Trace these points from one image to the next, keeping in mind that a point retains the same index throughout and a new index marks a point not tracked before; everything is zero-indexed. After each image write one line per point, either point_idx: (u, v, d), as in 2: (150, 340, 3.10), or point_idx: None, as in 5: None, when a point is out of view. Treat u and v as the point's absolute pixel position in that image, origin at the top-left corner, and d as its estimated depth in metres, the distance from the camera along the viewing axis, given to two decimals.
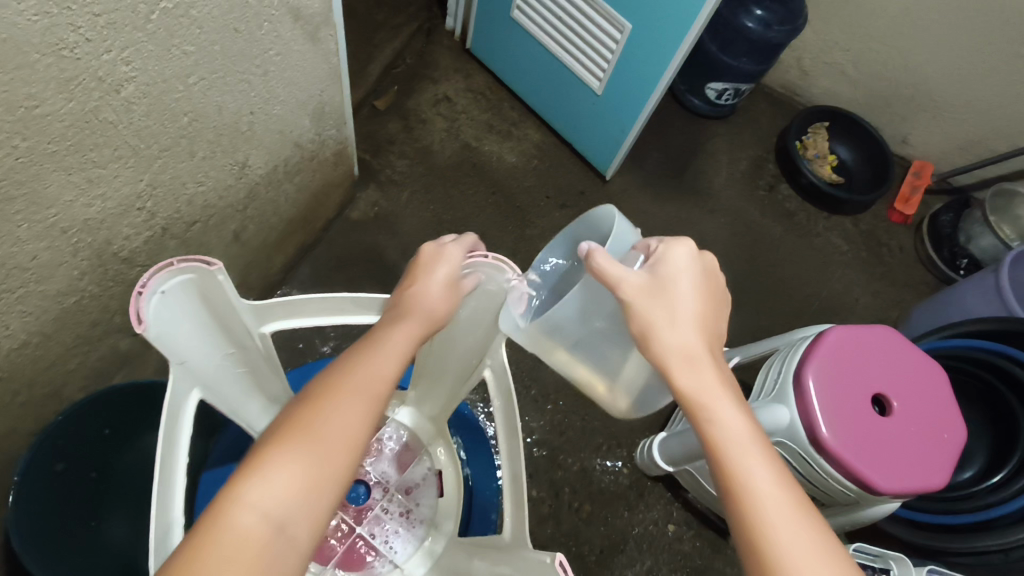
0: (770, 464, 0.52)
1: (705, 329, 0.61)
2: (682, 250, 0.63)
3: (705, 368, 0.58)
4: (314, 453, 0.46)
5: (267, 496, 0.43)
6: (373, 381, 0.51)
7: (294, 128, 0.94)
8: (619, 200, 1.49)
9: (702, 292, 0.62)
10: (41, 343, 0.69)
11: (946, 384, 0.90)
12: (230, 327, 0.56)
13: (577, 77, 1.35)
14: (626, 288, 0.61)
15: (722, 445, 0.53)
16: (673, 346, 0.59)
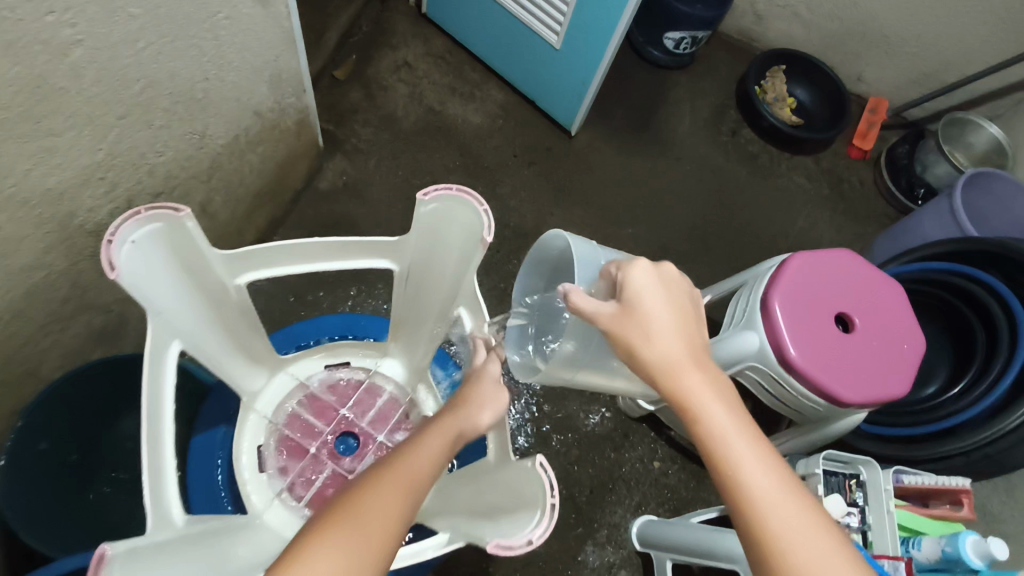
0: (770, 470, 0.53)
1: (687, 335, 0.60)
2: (646, 268, 0.62)
3: (692, 372, 0.58)
4: (367, 529, 0.46)
5: None
6: (416, 468, 0.53)
7: (252, 95, 0.93)
8: (585, 155, 1.50)
9: (672, 305, 0.60)
10: (13, 319, 0.69)
11: (904, 297, 0.94)
12: (204, 278, 0.57)
13: (535, 33, 1.34)
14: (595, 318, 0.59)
15: (723, 460, 0.54)
16: (657, 365, 0.58)
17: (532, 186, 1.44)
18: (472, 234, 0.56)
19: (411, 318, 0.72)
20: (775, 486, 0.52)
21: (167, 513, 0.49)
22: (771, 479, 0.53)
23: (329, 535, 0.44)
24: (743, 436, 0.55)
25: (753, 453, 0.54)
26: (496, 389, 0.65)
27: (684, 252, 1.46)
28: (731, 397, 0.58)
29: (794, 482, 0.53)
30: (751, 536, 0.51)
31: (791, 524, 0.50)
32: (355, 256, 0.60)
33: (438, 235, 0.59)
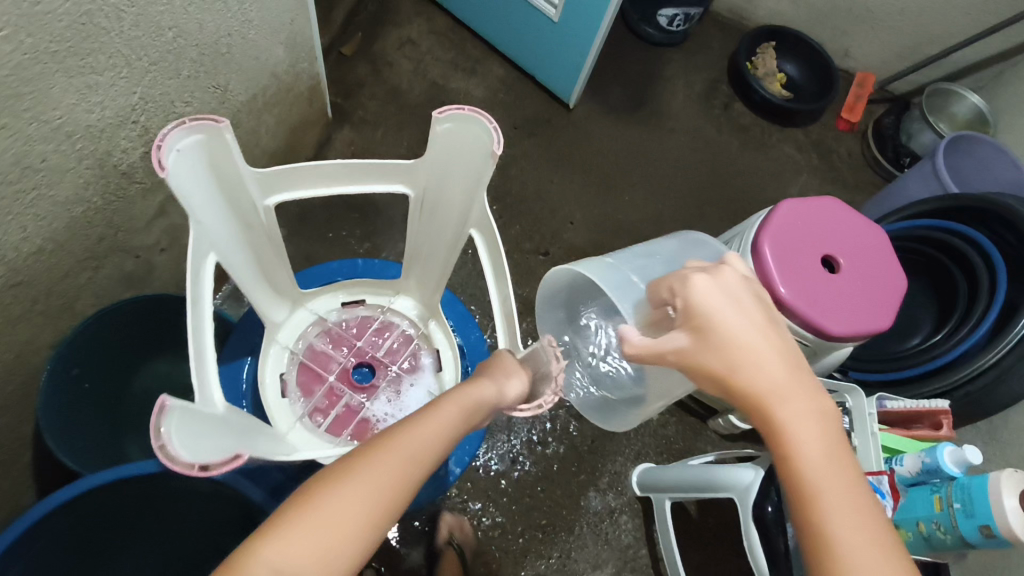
0: (859, 526, 0.46)
1: (784, 356, 0.53)
2: (720, 284, 0.56)
3: (789, 396, 0.51)
4: (350, 499, 0.47)
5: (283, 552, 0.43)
6: (415, 446, 0.52)
7: (269, 57, 0.99)
8: (584, 127, 1.56)
9: (756, 327, 0.54)
10: (54, 251, 0.74)
11: (885, 241, 1.00)
12: (237, 196, 0.62)
13: (533, 7, 1.39)
14: (669, 353, 0.56)
15: (807, 503, 0.48)
16: (737, 394, 0.52)
17: (532, 157, 1.50)
18: (483, 155, 0.61)
19: (424, 247, 0.77)
20: (862, 533, 0.46)
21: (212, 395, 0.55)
22: (859, 522, 0.47)
23: (315, 512, 0.46)
24: (834, 470, 0.49)
25: (846, 504, 0.47)
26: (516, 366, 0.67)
27: (679, 219, 1.51)
28: (831, 427, 0.51)
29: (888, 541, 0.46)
30: None
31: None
32: (375, 179, 0.66)
33: (451, 158, 0.64)
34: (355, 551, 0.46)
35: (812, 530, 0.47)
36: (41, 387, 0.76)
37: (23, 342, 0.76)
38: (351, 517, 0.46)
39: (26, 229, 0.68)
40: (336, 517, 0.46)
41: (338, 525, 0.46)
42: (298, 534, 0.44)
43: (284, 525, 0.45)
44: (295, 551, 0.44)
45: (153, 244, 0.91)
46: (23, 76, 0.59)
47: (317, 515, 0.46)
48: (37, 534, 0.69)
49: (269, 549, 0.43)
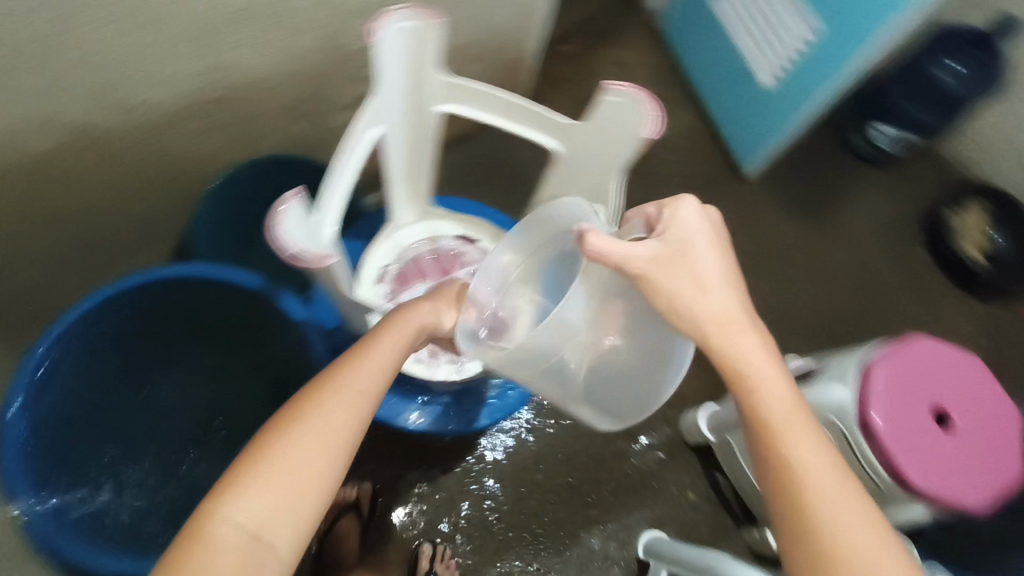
0: (810, 440, 0.56)
1: (739, 293, 0.62)
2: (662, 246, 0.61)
3: (743, 336, 0.60)
4: (315, 445, 0.50)
5: (241, 513, 0.47)
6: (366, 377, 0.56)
7: (495, 16, 1.09)
8: (748, 204, 1.53)
9: (720, 258, 0.62)
10: (264, 93, 0.87)
11: (1014, 426, 0.91)
12: (419, 90, 0.71)
13: (753, 70, 1.40)
14: (637, 257, 0.60)
15: (773, 419, 0.57)
16: (707, 313, 0.59)
17: None
18: (632, 136, 0.65)
19: (550, 209, 0.82)
20: (823, 468, 0.55)
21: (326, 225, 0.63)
22: (816, 457, 0.55)
23: (276, 465, 0.49)
24: (794, 410, 0.57)
25: (801, 426, 0.57)
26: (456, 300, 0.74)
27: (802, 328, 1.45)
28: (785, 374, 0.59)
29: (831, 456, 0.56)
30: (798, 504, 0.54)
31: (846, 515, 0.53)
32: (536, 126, 0.72)
33: (604, 131, 0.68)
34: (326, 483, 0.50)
35: (780, 455, 0.56)
36: (212, 187, 0.92)
37: (211, 150, 0.91)
38: (320, 466, 0.50)
39: (256, 63, 0.81)
40: (300, 471, 0.49)
41: (301, 475, 0.49)
42: (262, 492, 0.48)
43: (243, 488, 0.48)
44: (260, 508, 0.47)
45: (335, 126, 1.04)
46: None
47: (281, 469, 0.49)
48: (152, 291, 0.82)
49: (235, 510, 0.47)
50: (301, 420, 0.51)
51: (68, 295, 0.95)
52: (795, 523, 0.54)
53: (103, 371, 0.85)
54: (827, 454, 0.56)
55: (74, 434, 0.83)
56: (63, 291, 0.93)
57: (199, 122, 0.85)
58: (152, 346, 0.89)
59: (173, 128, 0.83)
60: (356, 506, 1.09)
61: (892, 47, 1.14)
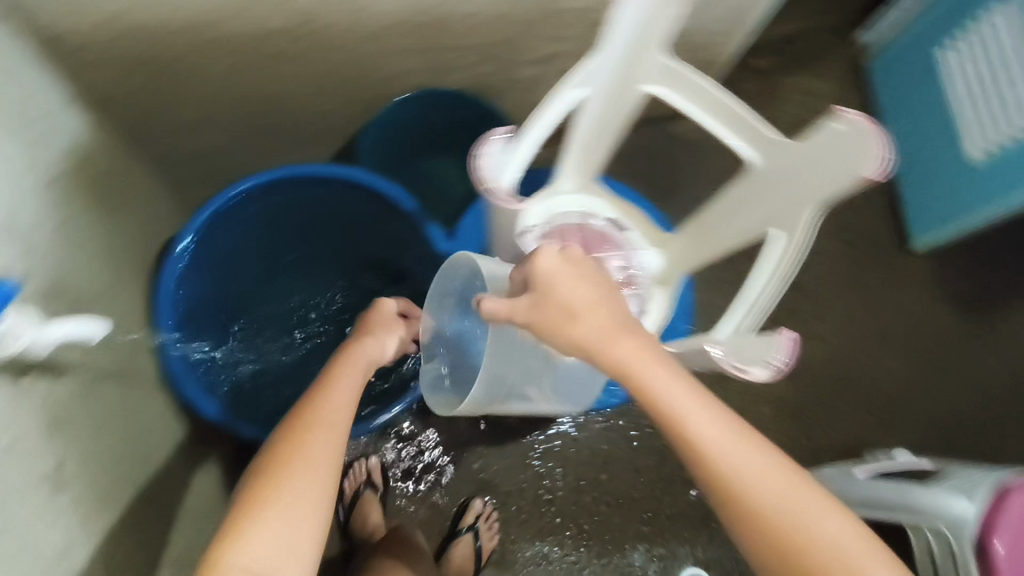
0: (742, 438, 0.56)
1: (607, 306, 0.62)
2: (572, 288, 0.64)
3: (622, 341, 0.60)
4: (300, 483, 0.55)
5: (259, 542, 0.51)
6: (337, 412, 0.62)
7: (711, 9, 1.04)
8: (904, 276, 1.41)
9: (589, 279, 0.62)
10: (469, 22, 0.86)
11: None
12: (635, 64, 0.68)
13: (958, 142, 1.26)
14: (518, 316, 0.63)
15: (702, 440, 0.56)
16: (591, 334, 0.60)
17: (831, 260, 1.41)
18: (848, 173, 0.59)
19: (722, 219, 0.79)
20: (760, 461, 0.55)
21: (505, 167, 0.65)
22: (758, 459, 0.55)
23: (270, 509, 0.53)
24: (707, 411, 0.57)
25: (726, 435, 0.56)
26: (393, 321, 0.81)
27: (911, 419, 1.36)
28: (688, 380, 0.59)
29: (763, 447, 0.57)
30: (766, 527, 0.53)
31: (783, 496, 0.54)
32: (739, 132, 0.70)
33: (819, 159, 0.62)
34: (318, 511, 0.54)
35: (727, 479, 0.55)
36: (391, 103, 0.97)
37: (403, 70, 0.93)
38: (312, 503, 0.54)
39: None
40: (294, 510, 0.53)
41: (295, 517, 0.53)
42: (262, 536, 0.51)
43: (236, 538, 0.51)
44: (263, 549, 0.51)
45: (518, 78, 1.04)
46: None
47: (274, 512, 0.53)
48: (317, 186, 0.85)
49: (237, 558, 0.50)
50: (269, 459, 0.57)
51: (238, 166, 1.01)
52: (762, 542, 0.54)
53: (256, 248, 0.91)
54: (752, 439, 0.57)
55: (220, 299, 0.90)
56: (236, 163, 0.99)
57: (403, 41, 0.86)
58: (303, 238, 0.93)
59: (379, 40, 0.84)
60: (372, 483, 1.10)
61: None
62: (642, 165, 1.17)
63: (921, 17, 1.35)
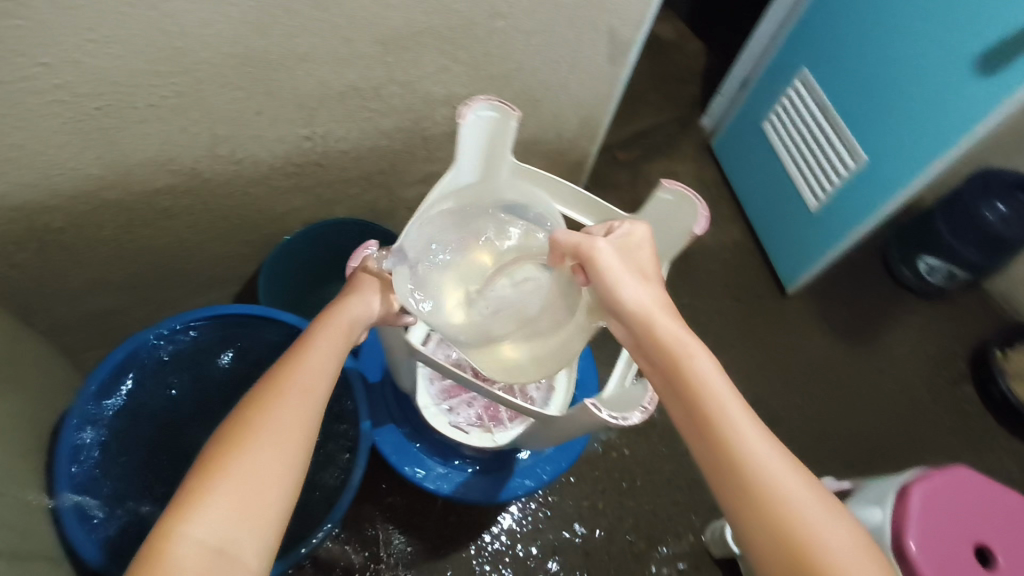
0: (763, 433, 0.52)
1: (650, 287, 0.62)
2: (615, 242, 0.63)
3: (673, 322, 0.59)
4: (268, 452, 0.53)
5: (196, 531, 0.49)
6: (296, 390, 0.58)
7: (561, 120, 1.21)
8: (787, 316, 1.58)
9: (626, 260, 0.62)
10: (350, 160, 0.97)
11: None
12: (492, 172, 0.79)
13: (799, 192, 1.47)
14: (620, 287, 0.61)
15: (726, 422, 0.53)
16: (630, 300, 0.60)
17: (723, 314, 1.56)
18: (680, 230, 0.71)
19: None
20: (783, 462, 0.51)
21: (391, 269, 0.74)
22: (801, 482, 0.50)
23: (219, 479, 0.51)
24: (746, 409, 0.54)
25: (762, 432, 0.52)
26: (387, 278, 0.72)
27: (838, 452, 1.44)
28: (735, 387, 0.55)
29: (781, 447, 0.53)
30: (755, 512, 0.49)
31: (785, 478, 0.50)
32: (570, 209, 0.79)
33: (655, 223, 0.74)
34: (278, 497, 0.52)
35: (738, 465, 0.51)
36: (283, 243, 1.02)
37: (294, 208, 1.01)
38: (270, 485, 0.52)
39: (350, 133, 0.92)
40: (248, 477, 0.52)
41: (256, 485, 0.51)
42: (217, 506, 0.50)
43: (198, 501, 0.50)
44: (220, 513, 0.50)
45: (405, 200, 1.14)
46: (416, 34, 0.81)
47: (243, 479, 0.51)
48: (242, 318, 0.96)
49: (195, 523, 0.49)
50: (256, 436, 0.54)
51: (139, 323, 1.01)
52: (752, 531, 0.49)
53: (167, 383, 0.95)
54: (793, 461, 0.52)
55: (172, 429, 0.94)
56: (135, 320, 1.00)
57: (288, 181, 0.94)
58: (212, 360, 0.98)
59: (265, 182, 0.91)
60: None
61: (921, 187, 1.21)
62: None
63: (749, 93, 1.59)
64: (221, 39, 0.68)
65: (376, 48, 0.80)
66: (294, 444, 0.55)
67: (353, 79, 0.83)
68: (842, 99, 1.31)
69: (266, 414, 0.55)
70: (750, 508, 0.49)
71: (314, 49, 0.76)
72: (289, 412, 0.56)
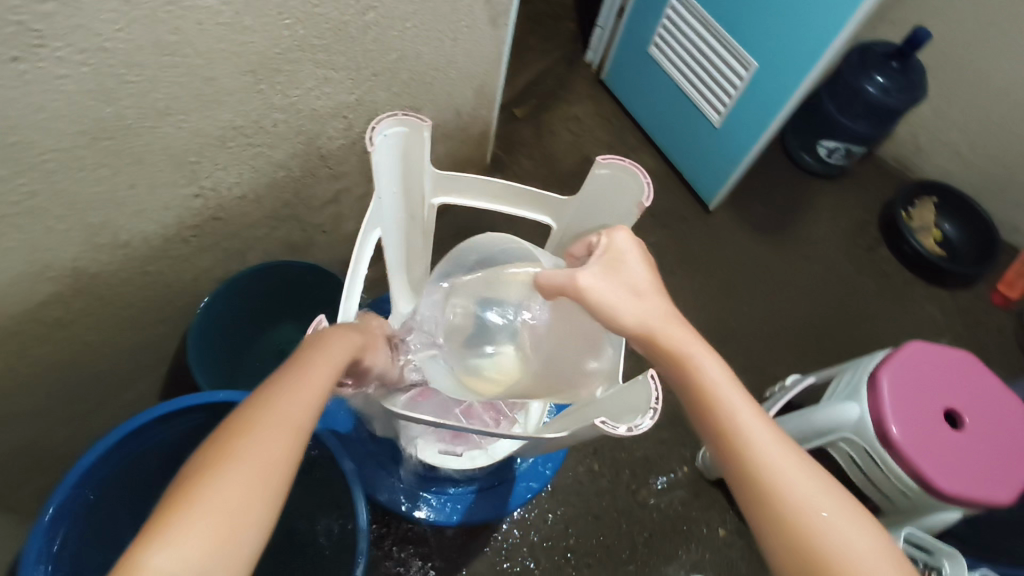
0: (780, 443, 0.51)
1: (651, 297, 0.59)
2: (597, 269, 0.61)
3: (677, 331, 0.57)
4: (258, 467, 0.43)
5: (164, 563, 0.38)
6: (294, 407, 0.47)
7: (456, 97, 1.13)
8: (716, 230, 1.62)
9: (616, 279, 0.60)
10: (250, 201, 0.87)
11: (1011, 400, 0.93)
12: (416, 185, 0.73)
13: (699, 110, 1.48)
14: (614, 307, 0.58)
15: (742, 435, 0.51)
16: (629, 319, 0.58)
17: (657, 246, 1.57)
18: (630, 201, 0.68)
19: None
20: (796, 466, 0.50)
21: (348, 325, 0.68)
22: (820, 494, 0.48)
23: (196, 503, 0.40)
24: (761, 420, 0.52)
25: (778, 443, 0.51)
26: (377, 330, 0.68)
27: (791, 345, 1.52)
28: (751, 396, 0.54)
29: (801, 455, 0.51)
30: (771, 524, 0.48)
31: (802, 490, 0.49)
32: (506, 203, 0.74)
33: (600, 198, 0.71)
34: (260, 531, 0.42)
35: (752, 477, 0.50)
36: (200, 311, 0.91)
37: (201, 269, 0.90)
38: (256, 508, 0.42)
39: (241, 175, 0.82)
40: (231, 502, 0.41)
41: (243, 506, 0.41)
42: (192, 536, 0.39)
43: (172, 526, 0.39)
44: (194, 545, 0.39)
45: (319, 224, 1.05)
46: (287, 52, 0.72)
47: (222, 505, 0.41)
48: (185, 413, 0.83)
49: (162, 555, 0.38)
50: (241, 450, 0.43)
51: (63, 445, 0.89)
52: (768, 542, 0.49)
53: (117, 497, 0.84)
54: (812, 468, 0.50)
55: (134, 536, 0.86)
56: (59, 444, 0.88)
57: (186, 245, 0.84)
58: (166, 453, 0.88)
59: (162, 253, 0.81)
60: None
61: (814, 80, 1.23)
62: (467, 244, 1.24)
63: (628, 19, 1.56)
64: (63, 118, 0.57)
65: (247, 79, 0.71)
66: (285, 466, 0.44)
67: (229, 119, 0.73)
68: (721, 8, 1.31)
69: (255, 427, 0.44)
70: (762, 515, 0.49)
71: (175, 98, 0.65)
72: (283, 429, 0.46)
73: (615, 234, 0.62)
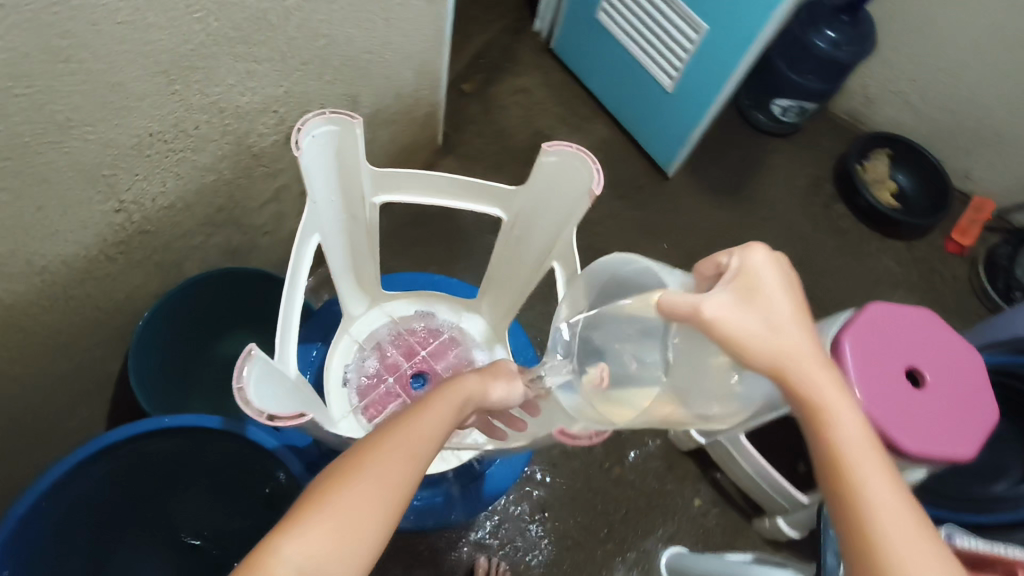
0: (911, 531, 0.47)
1: (795, 331, 0.50)
2: (727, 295, 0.50)
3: (819, 377, 0.50)
4: (378, 487, 0.45)
5: (293, 555, 0.42)
6: (419, 438, 0.49)
7: (397, 79, 1.08)
8: (675, 197, 1.60)
9: (752, 306, 0.50)
10: (179, 210, 0.81)
11: (968, 353, 0.94)
12: (353, 185, 0.69)
13: (652, 76, 1.44)
14: (745, 339, 0.49)
15: (873, 513, 0.47)
16: (767, 353, 0.49)
17: (618, 218, 1.55)
18: (580, 187, 0.65)
19: (505, 269, 0.84)
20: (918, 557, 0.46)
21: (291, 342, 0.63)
22: None
23: (324, 509, 0.44)
24: (894, 500, 0.48)
25: (910, 529, 0.47)
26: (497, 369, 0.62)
27: None
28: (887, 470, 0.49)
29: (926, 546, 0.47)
30: None
31: None
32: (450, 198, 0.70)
33: (551, 186, 0.68)
34: (377, 546, 0.44)
35: (871, 557, 0.46)
36: (140, 328, 0.85)
37: (133, 287, 0.84)
38: (368, 523, 0.44)
39: (166, 184, 0.76)
40: (351, 517, 0.44)
41: (360, 519, 0.44)
42: (317, 535, 0.43)
43: (300, 523, 0.43)
44: (320, 541, 0.42)
45: (260, 226, 0.99)
46: (200, 48, 0.66)
47: (344, 512, 0.44)
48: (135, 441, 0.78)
49: (291, 546, 0.42)
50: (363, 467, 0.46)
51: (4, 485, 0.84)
52: None
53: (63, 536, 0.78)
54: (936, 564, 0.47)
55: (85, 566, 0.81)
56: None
57: (113, 263, 0.78)
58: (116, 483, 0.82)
59: (85, 274, 0.75)
60: None
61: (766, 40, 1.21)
62: (420, 232, 1.20)
63: None
64: None
65: (160, 81, 0.65)
66: (399, 492, 0.46)
67: (144, 126, 0.67)
68: None
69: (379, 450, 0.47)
70: None
71: (75, 108, 0.59)
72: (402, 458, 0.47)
73: (753, 255, 0.51)
